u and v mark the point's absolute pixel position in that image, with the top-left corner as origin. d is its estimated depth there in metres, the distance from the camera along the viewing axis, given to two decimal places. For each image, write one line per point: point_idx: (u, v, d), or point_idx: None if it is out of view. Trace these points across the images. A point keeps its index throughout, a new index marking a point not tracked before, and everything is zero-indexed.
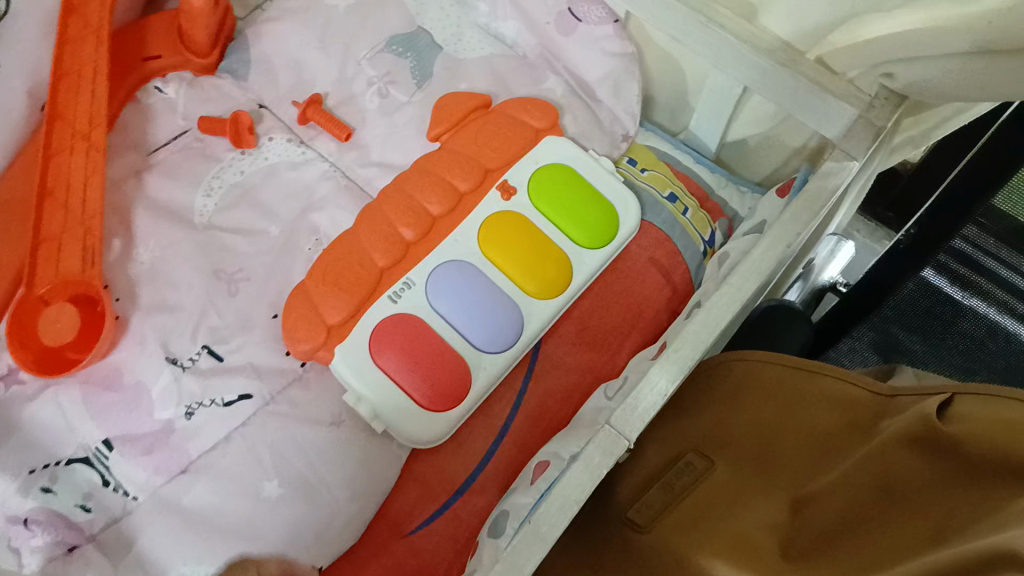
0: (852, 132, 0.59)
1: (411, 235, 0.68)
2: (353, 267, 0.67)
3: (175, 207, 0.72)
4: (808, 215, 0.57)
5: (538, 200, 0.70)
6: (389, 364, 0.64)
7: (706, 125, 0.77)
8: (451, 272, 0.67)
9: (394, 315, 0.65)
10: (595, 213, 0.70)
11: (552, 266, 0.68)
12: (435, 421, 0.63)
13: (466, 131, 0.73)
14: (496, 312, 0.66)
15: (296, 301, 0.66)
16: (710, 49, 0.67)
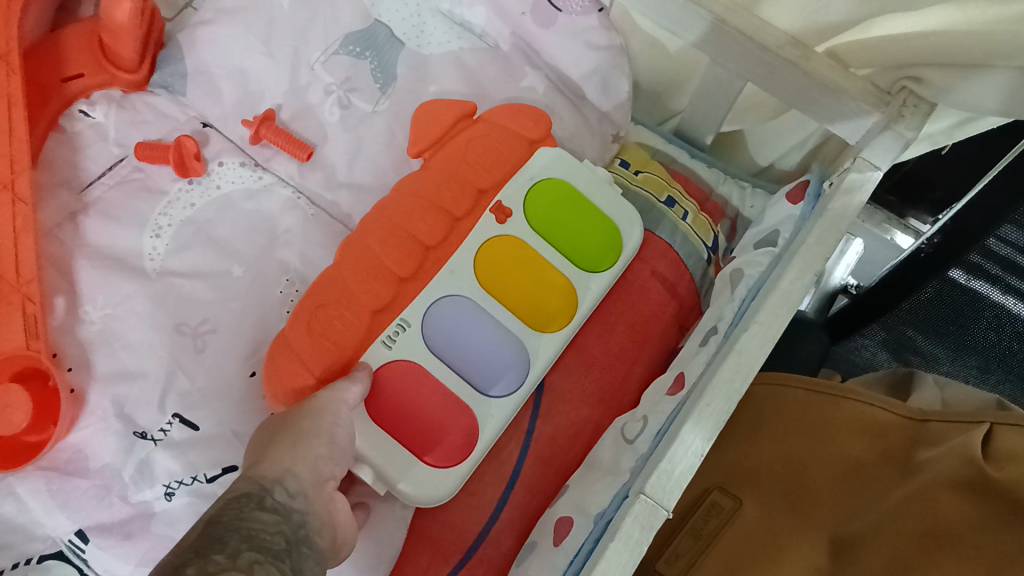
0: (876, 142, 0.55)
1: (403, 270, 0.61)
2: (341, 314, 0.59)
3: (121, 253, 0.63)
4: (834, 236, 0.53)
5: (537, 219, 0.64)
6: (385, 416, 0.57)
7: (699, 118, 0.71)
8: (446, 307, 0.61)
9: (385, 362, 0.58)
10: (598, 235, 0.64)
11: (554, 298, 0.62)
12: (440, 480, 0.57)
13: (451, 147, 0.65)
14: (502, 355, 0.60)
15: (274, 356, 0.58)
16: (708, 44, 0.61)
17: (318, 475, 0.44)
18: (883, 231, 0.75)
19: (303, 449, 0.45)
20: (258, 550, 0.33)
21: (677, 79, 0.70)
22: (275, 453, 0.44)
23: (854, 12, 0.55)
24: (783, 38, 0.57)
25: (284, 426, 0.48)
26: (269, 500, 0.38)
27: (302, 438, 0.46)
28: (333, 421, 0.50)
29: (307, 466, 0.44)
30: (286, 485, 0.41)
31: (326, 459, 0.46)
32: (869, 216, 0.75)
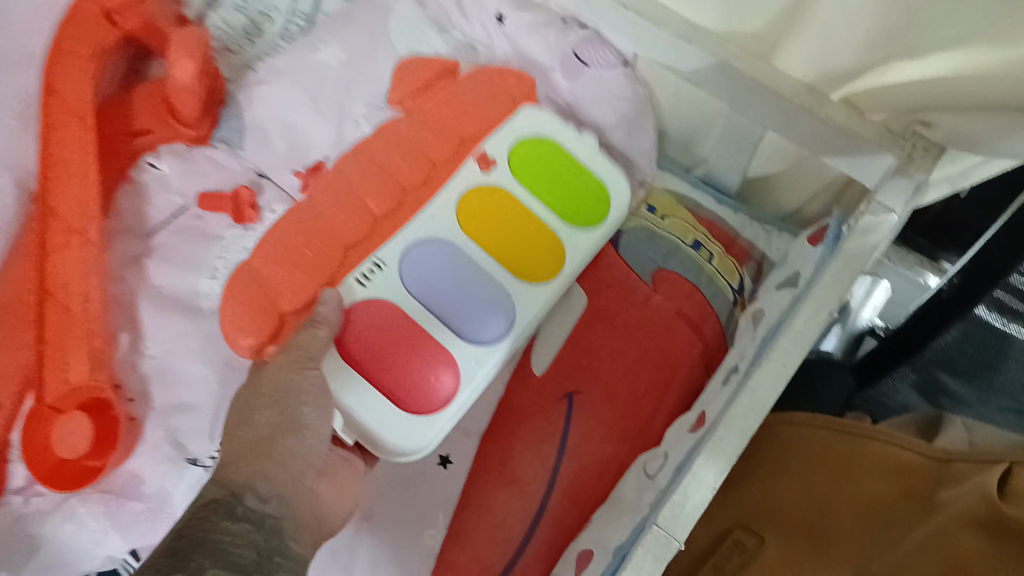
0: (890, 185, 0.56)
1: (382, 207, 0.69)
2: (315, 243, 0.67)
3: (179, 294, 0.69)
4: (849, 275, 0.54)
5: (524, 176, 0.70)
6: (361, 350, 0.62)
7: (725, 164, 0.73)
8: (426, 249, 0.66)
9: (363, 302, 0.63)
10: (585, 195, 0.70)
11: (545, 253, 0.67)
12: (426, 428, 0.61)
13: (433, 96, 0.73)
14: (483, 299, 0.64)
15: (240, 284, 0.65)
16: (729, 94, 0.63)
17: (269, 461, 0.51)
18: (914, 274, 0.75)
19: (268, 450, 0.52)
20: (220, 564, 0.45)
21: (702, 127, 0.73)
22: (238, 436, 0.53)
23: (866, 59, 0.56)
24: (799, 88, 0.60)
25: (252, 408, 0.54)
26: (240, 507, 0.49)
27: (260, 440, 0.52)
28: (338, 372, 0.61)
29: (280, 469, 0.51)
30: (257, 491, 0.50)
31: (283, 430, 0.53)
32: (900, 258, 0.75)
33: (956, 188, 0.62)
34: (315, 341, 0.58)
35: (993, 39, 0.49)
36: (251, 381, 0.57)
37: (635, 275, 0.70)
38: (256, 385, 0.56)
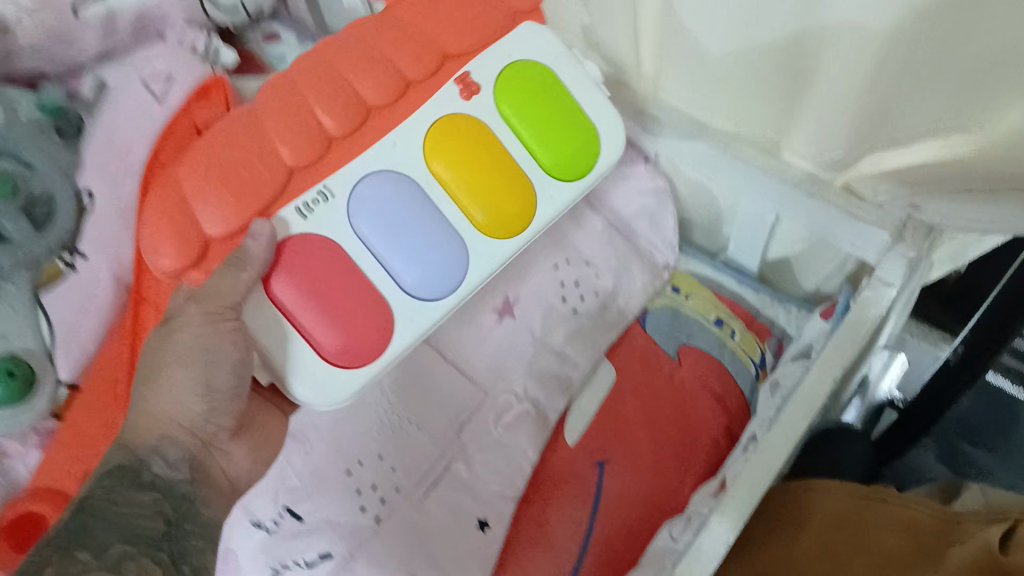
0: (886, 262, 0.62)
1: (336, 129, 0.62)
2: (253, 163, 0.59)
3: None
4: (850, 341, 0.59)
5: (510, 108, 0.65)
6: (292, 286, 0.57)
7: (745, 248, 0.79)
8: (375, 184, 0.61)
9: (301, 235, 0.59)
10: (574, 132, 0.65)
11: (515, 201, 0.64)
12: (344, 377, 0.57)
13: (418, 9, 0.67)
14: (434, 248, 0.61)
15: (161, 199, 0.59)
16: (737, 179, 0.72)
17: (180, 424, 0.56)
18: None
19: (171, 413, 0.55)
20: (129, 543, 0.48)
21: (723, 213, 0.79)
22: (148, 406, 0.55)
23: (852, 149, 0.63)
24: (801, 176, 0.67)
25: (160, 358, 0.56)
26: (147, 474, 0.53)
27: (160, 408, 0.55)
28: (262, 318, 0.57)
29: (184, 421, 0.56)
30: (167, 457, 0.54)
31: (192, 391, 0.56)
32: None
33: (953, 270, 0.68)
34: (237, 288, 0.55)
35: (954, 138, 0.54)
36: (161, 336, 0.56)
37: (659, 347, 0.76)
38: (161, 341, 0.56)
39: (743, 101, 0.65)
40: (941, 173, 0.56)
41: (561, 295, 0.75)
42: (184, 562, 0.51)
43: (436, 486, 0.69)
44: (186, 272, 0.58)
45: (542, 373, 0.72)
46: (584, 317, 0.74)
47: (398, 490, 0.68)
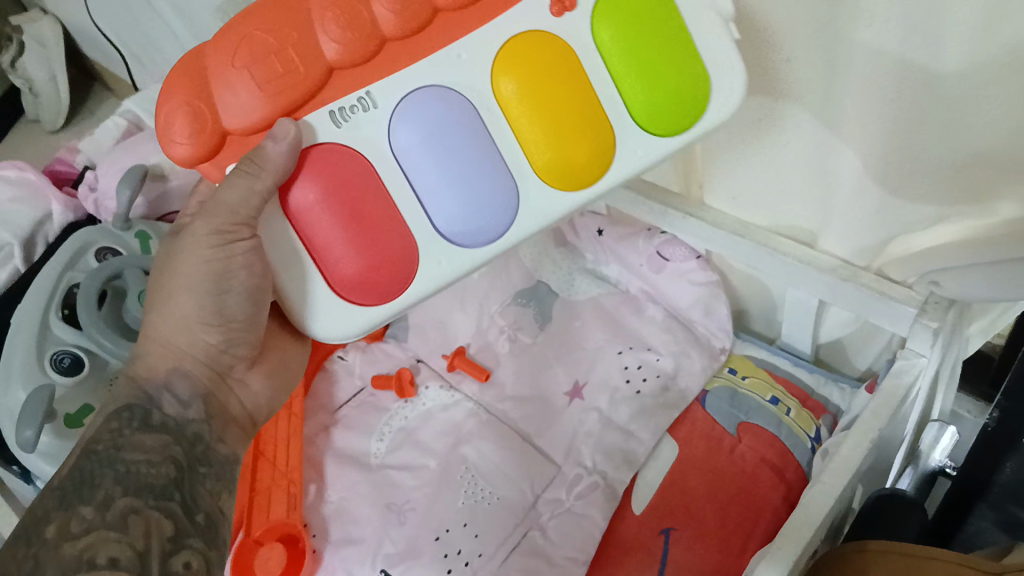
0: (914, 333, 0.67)
1: (393, 28, 0.50)
2: (289, 47, 0.50)
3: (355, 454, 0.86)
4: (886, 409, 0.65)
5: (608, 35, 0.52)
6: (313, 203, 0.53)
7: (796, 333, 0.86)
8: (419, 101, 0.53)
9: (332, 142, 0.53)
10: (681, 77, 0.52)
11: (581, 148, 0.54)
12: (355, 312, 0.55)
13: None
14: (480, 178, 0.54)
15: (184, 68, 0.51)
16: (781, 272, 0.78)
17: (191, 354, 0.60)
18: None
19: (179, 327, 0.60)
20: (134, 496, 0.50)
21: (773, 299, 0.87)
22: (160, 326, 0.60)
23: (877, 238, 0.70)
24: (835, 263, 0.75)
25: (172, 273, 0.59)
26: (157, 414, 0.57)
27: (172, 318, 0.60)
28: (273, 231, 0.54)
29: (189, 337, 0.60)
30: (174, 390, 0.59)
31: (203, 322, 0.60)
32: (978, 410, 0.83)
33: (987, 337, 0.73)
34: (247, 199, 0.52)
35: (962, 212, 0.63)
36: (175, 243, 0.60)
37: (722, 427, 0.81)
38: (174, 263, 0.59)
39: (779, 207, 0.77)
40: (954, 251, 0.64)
41: (625, 378, 0.84)
42: (199, 509, 0.54)
43: (516, 551, 0.77)
44: (199, 161, 0.53)
45: (608, 448, 0.81)
46: (646, 397, 0.83)
47: (479, 555, 0.77)
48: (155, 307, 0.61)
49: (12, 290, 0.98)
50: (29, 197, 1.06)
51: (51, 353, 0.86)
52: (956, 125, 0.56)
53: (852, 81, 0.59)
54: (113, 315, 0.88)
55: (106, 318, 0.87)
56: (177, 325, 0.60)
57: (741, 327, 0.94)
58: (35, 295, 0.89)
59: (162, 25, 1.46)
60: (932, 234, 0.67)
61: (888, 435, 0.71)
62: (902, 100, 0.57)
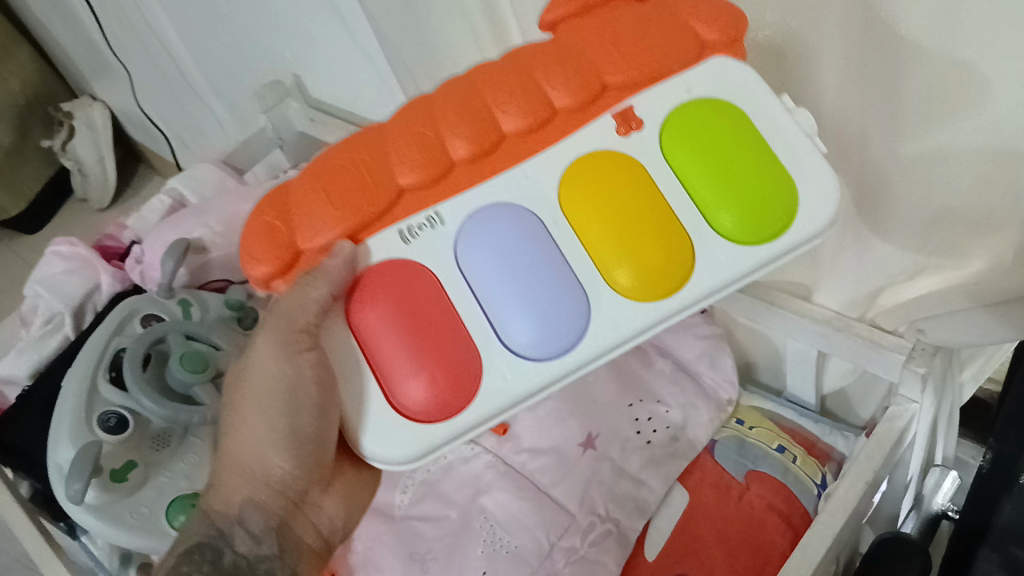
0: (904, 380, 0.71)
1: (463, 152, 0.54)
2: (365, 174, 0.54)
3: (380, 506, 0.89)
4: (879, 452, 0.69)
5: (684, 152, 0.53)
6: (377, 314, 0.52)
7: (800, 385, 0.90)
8: (489, 223, 0.53)
9: (396, 259, 0.54)
10: (761, 190, 0.52)
11: (658, 253, 0.52)
12: (418, 425, 0.51)
13: (586, 28, 0.57)
14: (546, 285, 0.52)
15: (268, 202, 0.55)
16: (781, 326, 0.82)
17: (264, 481, 0.62)
18: None
19: (254, 449, 0.61)
20: None
21: (776, 352, 0.91)
22: (233, 457, 0.63)
23: (865, 290, 0.75)
24: (829, 316, 0.79)
25: (244, 394, 0.61)
26: (229, 552, 0.63)
27: (247, 442, 0.61)
28: (335, 345, 0.53)
29: (262, 460, 0.61)
30: (248, 524, 0.63)
31: (275, 442, 0.60)
32: None
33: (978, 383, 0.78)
34: (307, 313, 0.52)
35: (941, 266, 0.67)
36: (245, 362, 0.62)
37: (730, 475, 0.85)
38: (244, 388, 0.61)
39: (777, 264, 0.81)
40: (936, 300, 0.69)
41: (635, 429, 0.88)
42: None
43: None
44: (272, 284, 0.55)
45: (619, 496, 0.84)
46: (656, 448, 0.86)
47: None
48: (232, 429, 0.63)
49: (61, 356, 1.05)
50: (82, 269, 1.15)
51: (98, 412, 0.92)
52: (924, 185, 0.61)
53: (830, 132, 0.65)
54: (156, 376, 0.94)
55: (151, 379, 0.93)
56: (252, 447, 0.61)
57: (749, 378, 0.97)
58: (84, 362, 0.96)
59: (203, 106, 1.56)
60: (913, 287, 0.72)
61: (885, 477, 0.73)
62: (870, 164, 0.64)
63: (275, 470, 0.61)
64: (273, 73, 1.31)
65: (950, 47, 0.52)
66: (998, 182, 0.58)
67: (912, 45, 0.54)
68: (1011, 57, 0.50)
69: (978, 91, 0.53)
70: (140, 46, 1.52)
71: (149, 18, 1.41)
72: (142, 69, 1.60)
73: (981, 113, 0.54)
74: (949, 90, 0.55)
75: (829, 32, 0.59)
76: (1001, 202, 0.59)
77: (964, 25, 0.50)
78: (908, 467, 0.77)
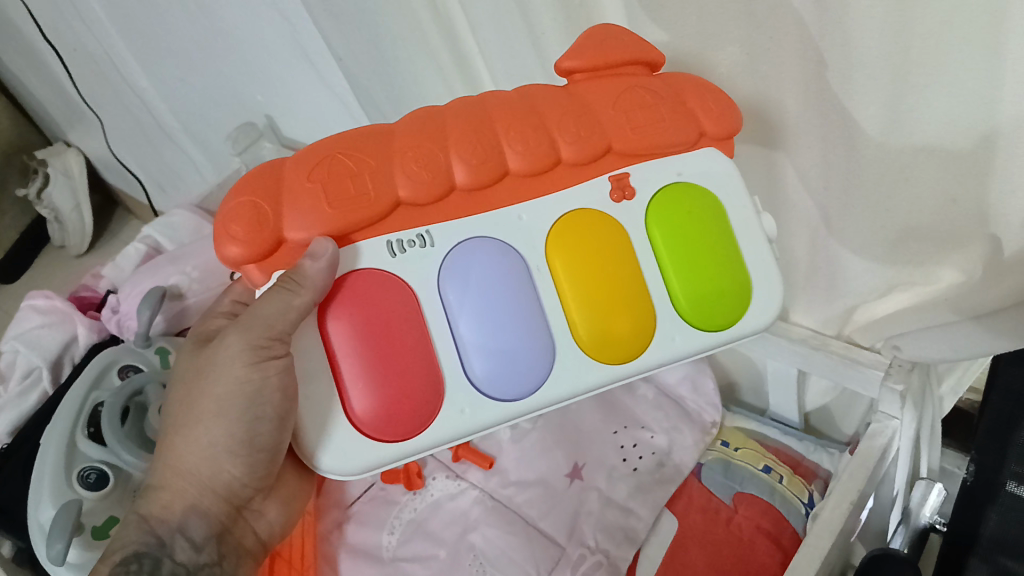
0: (883, 397, 0.72)
1: (464, 179, 0.54)
2: (367, 180, 0.53)
3: (367, 548, 0.86)
4: (862, 470, 0.69)
5: (660, 225, 0.57)
6: (352, 327, 0.53)
7: (783, 404, 0.90)
8: (469, 253, 0.55)
9: (373, 268, 0.54)
10: (720, 282, 0.58)
11: (623, 319, 0.56)
12: (369, 441, 0.52)
13: (603, 84, 0.58)
14: (524, 339, 0.55)
15: (259, 180, 0.53)
16: (759, 346, 0.82)
17: (212, 486, 0.61)
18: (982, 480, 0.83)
19: (201, 450, 0.60)
20: None
21: (758, 372, 0.91)
22: (182, 457, 0.60)
23: (840, 309, 0.76)
24: (805, 334, 0.79)
25: (198, 391, 0.60)
26: (167, 563, 0.59)
27: (195, 442, 0.60)
28: (301, 351, 0.53)
29: (210, 465, 0.60)
30: (189, 533, 0.60)
31: (230, 449, 0.60)
32: None
33: (959, 395, 0.79)
34: (286, 313, 0.52)
35: (913, 284, 0.68)
36: (200, 360, 0.61)
37: (718, 498, 0.84)
38: (204, 386, 0.59)
39: None
40: (910, 319, 0.70)
41: (621, 457, 0.88)
42: None
43: None
44: (244, 263, 0.52)
45: (609, 525, 0.83)
46: (643, 474, 0.86)
47: None
48: (177, 426, 0.61)
49: (39, 411, 1.04)
50: (58, 322, 1.14)
51: (78, 469, 0.91)
52: (888, 204, 0.62)
53: (791, 165, 0.67)
54: (135, 429, 0.93)
55: (130, 432, 0.92)
56: (198, 446, 0.60)
57: (733, 400, 0.98)
58: (63, 417, 0.94)
59: (178, 152, 1.56)
60: (889, 302, 0.72)
61: (871, 494, 0.74)
62: (835, 188, 0.64)
63: (223, 477, 0.61)
64: (246, 115, 1.31)
65: (901, 71, 0.53)
66: (961, 200, 0.59)
67: (864, 73, 0.55)
68: (963, 80, 0.51)
69: (934, 113, 0.55)
70: (112, 93, 1.52)
71: (119, 66, 1.41)
72: (115, 115, 1.59)
73: (938, 135, 0.56)
74: (905, 112, 0.56)
75: (782, 75, 0.60)
76: (965, 221, 0.60)
77: (915, 51, 0.52)
78: (893, 481, 0.77)
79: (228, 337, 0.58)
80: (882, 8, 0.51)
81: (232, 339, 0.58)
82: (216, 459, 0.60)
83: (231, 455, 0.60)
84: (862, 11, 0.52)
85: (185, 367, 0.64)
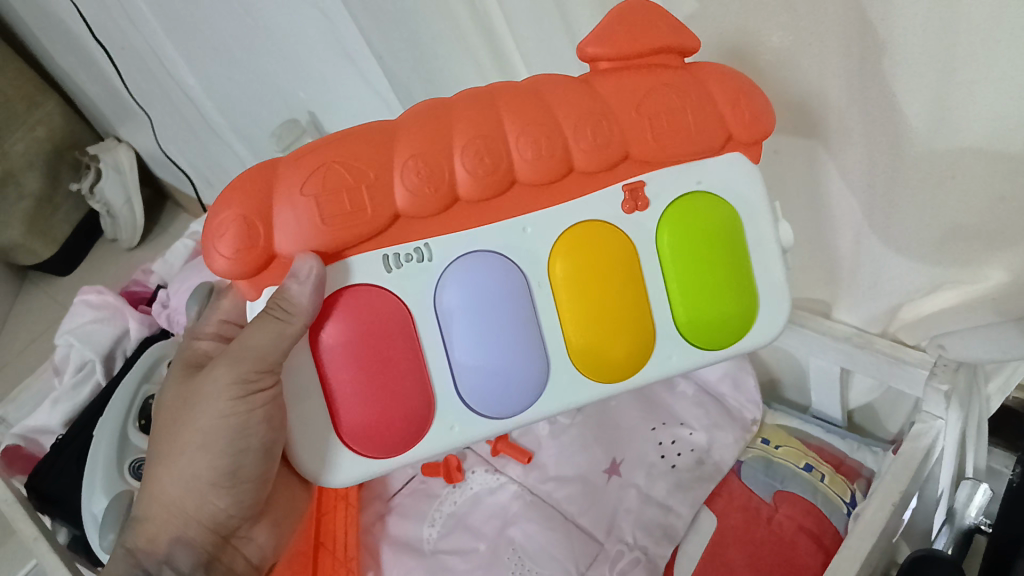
0: (928, 397, 0.70)
1: (468, 193, 0.54)
2: (366, 190, 0.52)
3: (408, 540, 0.87)
4: (906, 471, 0.68)
5: (670, 242, 0.59)
6: (342, 349, 0.54)
7: (826, 401, 0.90)
8: (473, 268, 0.56)
9: (369, 284, 0.55)
10: (726, 304, 0.60)
11: (619, 344, 0.59)
12: (357, 457, 0.56)
13: (629, 78, 0.56)
14: (518, 361, 0.58)
15: (250, 180, 0.52)
16: (802, 344, 0.82)
17: (198, 517, 0.62)
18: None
19: (184, 483, 0.61)
20: None
21: (800, 368, 0.90)
22: (167, 490, 0.62)
23: (884, 307, 0.75)
24: (848, 332, 0.78)
25: (178, 424, 0.61)
26: None
27: (177, 476, 0.61)
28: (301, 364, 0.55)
29: (194, 498, 0.62)
30: (177, 564, 0.63)
31: (215, 483, 0.61)
32: None
33: (1006, 396, 0.77)
34: (278, 342, 0.53)
35: (960, 283, 0.67)
36: (184, 390, 0.63)
37: (759, 497, 0.84)
38: (190, 418, 0.60)
39: (795, 282, 0.81)
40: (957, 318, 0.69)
41: (660, 454, 0.88)
42: None
43: None
44: (236, 275, 0.52)
45: (648, 523, 0.83)
46: (682, 471, 0.87)
47: None
48: (159, 459, 0.63)
49: (95, 403, 1.08)
50: (110, 318, 1.20)
51: (130, 461, 0.94)
52: (933, 203, 0.61)
53: (829, 166, 0.66)
54: None
55: None
56: (181, 479, 0.61)
57: (774, 397, 0.97)
58: (118, 407, 0.99)
59: (224, 147, 1.59)
60: (936, 300, 0.70)
61: (917, 492, 0.72)
62: (876, 185, 0.63)
63: (208, 509, 0.62)
64: (289, 113, 1.33)
65: (946, 68, 0.52)
66: (1009, 198, 0.57)
67: (910, 69, 0.54)
68: (1011, 76, 0.50)
69: (980, 111, 0.53)
70: (160, 91, 1.55)
71: (166, 64, 1.43)
72: (164, 113, 1.63)
73: (984, 132, 0.54)
74: (949, 109, 0.55)
75: (824, 70, 0.60)
76: (1012, 219, 0.59)
77: (960, 49, 0.51)
78: (938, 481, 0.75)
79: (212, 371, 0.59)
80: (924, 6, 0.50)
81: (211, 374, 0.59)
82: (202, 492, 0.61)
83: (214, 488, 0.61)
84: (905, 8, 0.51)
85: (173, 393, 0.64)
